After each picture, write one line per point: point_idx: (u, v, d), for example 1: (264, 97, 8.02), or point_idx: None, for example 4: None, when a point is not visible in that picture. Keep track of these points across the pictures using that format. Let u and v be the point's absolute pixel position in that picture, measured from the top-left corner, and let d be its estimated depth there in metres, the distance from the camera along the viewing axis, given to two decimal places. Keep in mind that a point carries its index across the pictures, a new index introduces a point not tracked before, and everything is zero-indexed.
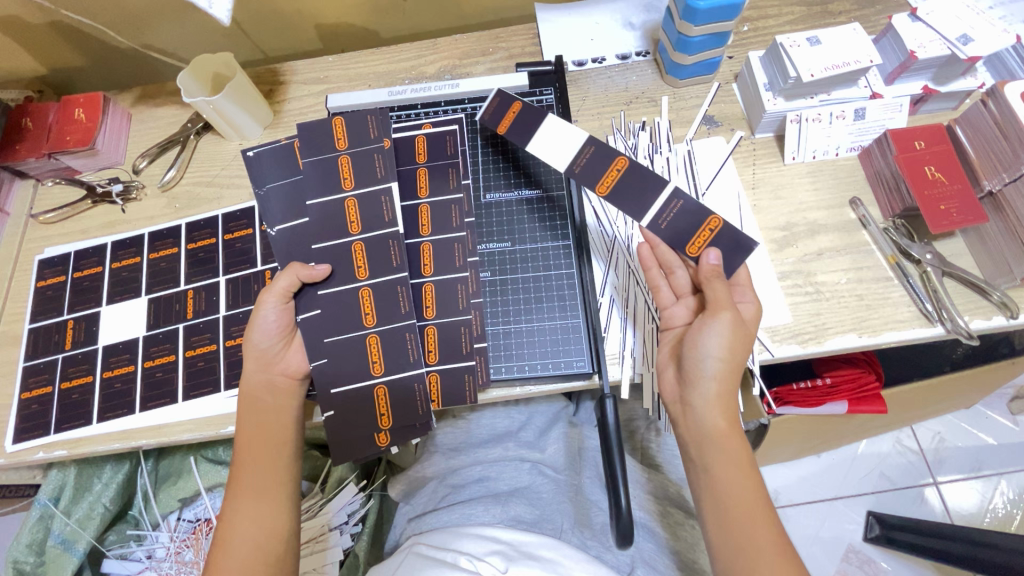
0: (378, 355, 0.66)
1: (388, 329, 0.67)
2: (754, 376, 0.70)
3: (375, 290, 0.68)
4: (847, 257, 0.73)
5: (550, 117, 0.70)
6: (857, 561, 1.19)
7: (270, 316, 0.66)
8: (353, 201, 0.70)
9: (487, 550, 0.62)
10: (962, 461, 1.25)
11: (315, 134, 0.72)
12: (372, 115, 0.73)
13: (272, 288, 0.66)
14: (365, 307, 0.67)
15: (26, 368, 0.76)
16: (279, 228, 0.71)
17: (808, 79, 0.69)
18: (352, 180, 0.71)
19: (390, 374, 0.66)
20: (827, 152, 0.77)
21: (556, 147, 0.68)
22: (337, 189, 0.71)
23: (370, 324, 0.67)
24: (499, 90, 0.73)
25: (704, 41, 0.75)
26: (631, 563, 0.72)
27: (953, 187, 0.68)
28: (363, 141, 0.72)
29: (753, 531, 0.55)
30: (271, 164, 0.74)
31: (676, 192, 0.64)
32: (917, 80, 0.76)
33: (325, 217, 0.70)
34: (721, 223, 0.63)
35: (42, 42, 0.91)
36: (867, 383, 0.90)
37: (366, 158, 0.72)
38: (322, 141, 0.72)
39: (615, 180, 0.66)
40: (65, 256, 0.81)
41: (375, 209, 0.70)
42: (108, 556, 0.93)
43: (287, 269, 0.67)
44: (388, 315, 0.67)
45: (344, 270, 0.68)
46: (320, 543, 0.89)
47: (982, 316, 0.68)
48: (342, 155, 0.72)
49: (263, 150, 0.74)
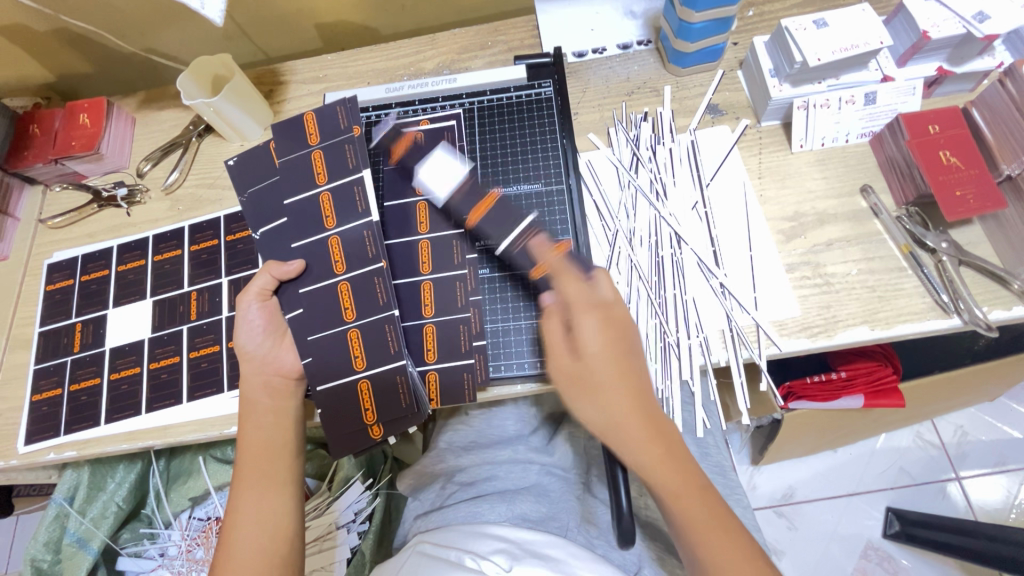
0: (360, 350, 0.66)
1: (369, 322, 0.66)
2: (763, 373, 0.68)
3: (353, 284, 0.67)
4: (858, 248, 0.70)
5: (440, 148, 0.76)
6: (876, 558, 1.16)
7: (253, 316, 0.67)
8: (327, 194, 0.69)
9: (492, 549, 0.60)
10: (986, 455, 1.21)
11: (290, 131, 0.72)
12: (343, 105, 0.72)
13: (249, 288, 0.67)
14: (344, 301, 0.67)
15: (37, 370, 0.77)
16: (263, 229, 0.72)
17: (814, 63, 0.67)
18: (325, 173, 0.70)
19: (371, 369, 0.66)
20: (836, 139, 0.74)
21: (438, 177, 0.73)
22: (312, 183, 0.70)
23: (350, 318, 0.66)
24: (400, 122, 0.80)
25: (706, 28, 0.73)
26: (638, 563, 0.70)
27: (968, 172, 0.65)
28: (333, 133, 0.71)
29: (706, 540, 0.55)
30: (254, 166, 0.74)
31: (532, 225, 0.69)
32: (931, 61, 0.73)
33: (301, 214, 0.70)
34: (497, 200, 0.71)
35: (48, 50, 0.92)
36: (882, 377, 0.87)
37: (337, 150, 0.71)
38: (296, 137, 0.72)
39: (485, 210, 0.70)
40: (73, 260, 0.83)
41: (349, 200, 0.69)
42: (123, 554, 0.95)
43: (264, 269, 0.68)
44: (367, 308, 0.66)
45: (321, 265, 0.68)
46: (328, 540, 0.92)
47: (1002, 307, 0.65)
48: (315, 149, 0.71)
49: (242, 158, 0.75)
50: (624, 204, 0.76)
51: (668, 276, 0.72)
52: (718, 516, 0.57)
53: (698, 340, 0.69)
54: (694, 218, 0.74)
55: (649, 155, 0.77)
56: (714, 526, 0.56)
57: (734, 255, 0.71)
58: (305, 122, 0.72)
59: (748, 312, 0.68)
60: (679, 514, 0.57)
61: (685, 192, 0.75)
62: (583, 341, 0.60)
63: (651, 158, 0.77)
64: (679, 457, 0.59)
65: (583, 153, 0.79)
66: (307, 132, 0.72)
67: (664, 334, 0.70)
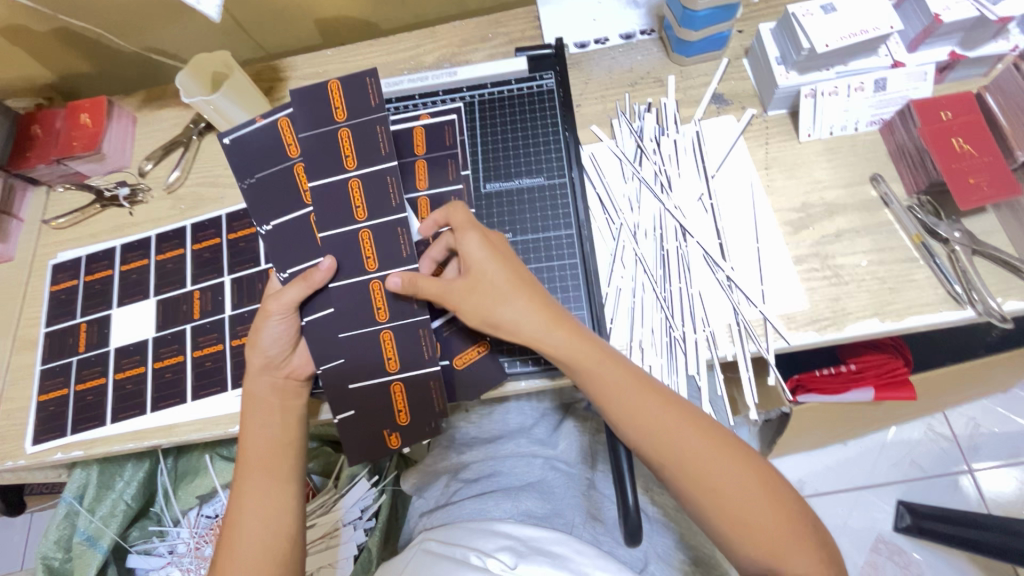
0: (393, 351, 0.65)
1: (403, 324, 0.64)
2: (771, 367, 0.67)
3: (386, 283, 0.64)
4: (868, 238, 0.69)
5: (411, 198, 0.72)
6: (887, 552, 1.15)
7: (276, 328, 0.63)
8: (357, 183, 0.63)
9: (498, 546, 0.59)
10: (998, 447, 1.20)
11: (310, 102, 0.63)
12: (372, 78, 0.62)
13: (279, 300, 0.62)
14: (376, 301, 0.64)
15: (43, 370, 0.78)
16: (273, 224, 0.66)
17: (822, 49, 0.65)
18: (354, 158, 0.63)
19: (406, 371, 0.65)
20: (845, 127, 0.73)
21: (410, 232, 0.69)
22: (338, 168, 0.63)
23: (383, 319, 0.65)
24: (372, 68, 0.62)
25: (711, 15, 0.71)
26: (644, 559, 0.70)
27: (982, 159, 0.64)
28: (363, 110, 0.63)
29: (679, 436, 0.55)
30: (260, 148, 0.66)
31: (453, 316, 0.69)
32: (943, 46, 0.70)
33: (327, 201, 0.63)
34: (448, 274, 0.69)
35: (46, 49, 0.91)
36: (892, 369, 0.86)
37: (367, 131, 0.63)
38: (320, 111, 0.63)
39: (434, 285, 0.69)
40: (77, 260, 0.83)
41: (382, 192, 0.63)
42: (132, 551, 0.96)
43: (297, 279, 0.63)
44: (401, 310, 0.64)
45: (352, 261, 0.64)
46: (334, 538, 0.92)
47: (1017, 298, 0.63)
48: (342, 128, 0.63)
49: (242, 134, 0.66)
50: (628, 197, 0.75)
51: (674, 269, 0.70)
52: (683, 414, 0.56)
53: (704, 334, 0.67)
54: (700, 210, 0.73)
55: (653, 147, 0.76)
56: (674, 428, 0.55)
57: (741, 246, 0.70)
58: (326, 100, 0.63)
59: (755, 306, 0.67)
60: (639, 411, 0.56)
61: (690, 184, 0.74)
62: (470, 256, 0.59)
63: (655, 149, 0.76)
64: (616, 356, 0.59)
65: (585, 146, 0.78)
66: (331, 104, 0.63)
67: (670, 329, 0.68)
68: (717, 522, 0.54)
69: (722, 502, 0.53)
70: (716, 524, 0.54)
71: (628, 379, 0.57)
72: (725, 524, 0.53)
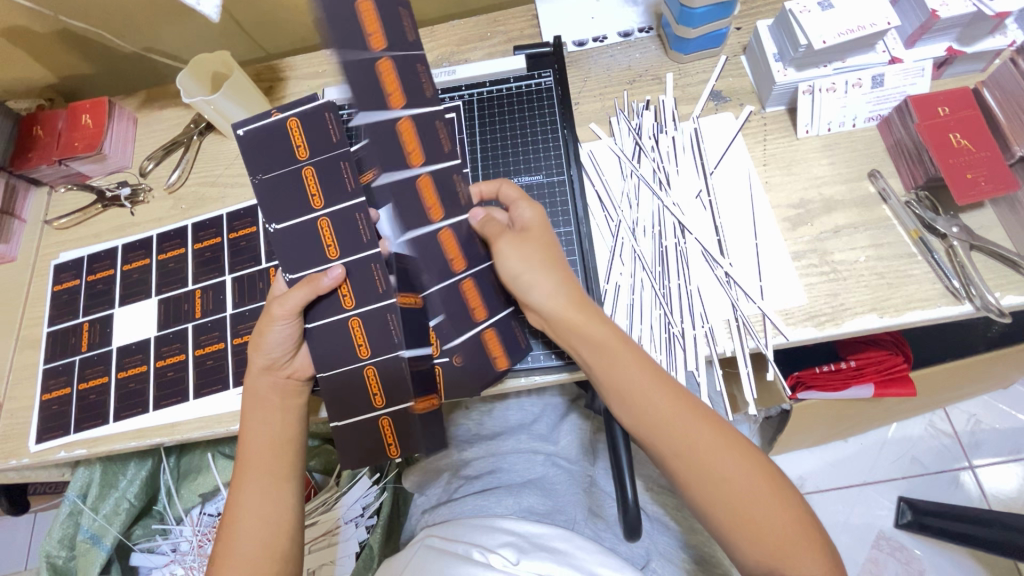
0: (477, 300, 0.69)
1: (475, 269, 0.69)
2: (770, 363, 0.67)
3: (454, 231, 0.66)
4: (866, 234, 0.69)
5: None
6: (888, 548, 1.15)
7: (281, 332, 0.63)
8: (409, 126, 0.59)
9: (499, 542, 0.60)
10: (999, 444, 1.20)
11: (341, 17, 0.52)
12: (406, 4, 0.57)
13: (283, 305, 0.62)
14: (450, 250, 0.66)
15: (46, 370, 0.78)
16: (282, 224, 0.62)
17: (820, 45, 0.65)
18: (400, 94, 0.57)
19: (490, 317, 0.70)
20: (843, 123, 0.73)
21: None
22: (384, 107, 0.57)
23: (460, 267, 0.68)
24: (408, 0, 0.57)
25: (708, 12, 0.72)
26: (645, 555, 0.70)
27: (979, 154, 0.64)
28: (402, 43, 0.56)
29: (690, 429, 0.56)
30: (271, 145, 0.61)
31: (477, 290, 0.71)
32: (940, 42, 0.71)
33: (379, 139, 0.57)
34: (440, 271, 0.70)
35: (48, 51, 0.92)
36: (893, 365, 0.86)
37: (409, 67, 0.58)
38: (354, 36, 0.53)
39: None
40: (79, 260, 0.83)
41: (435, 137, 0.62)
42: (136, 550, 0.97)
43: (302, 283, 0.62)
44: (471, 256, 0.68)
45: (413, 209, 0.62)
46: (334, 535, 0.93)
47: (1015, 292, 0.63)
48: (383, 57, 0.55)
49: (252, 127, 0.60)
50: (627, 194, 0.75)
51: (672, 266, 0.71)
52: (693, 405, 0.57)
53: (703, 330, 0.68)
54: (698, 207, 0.73)
55: (652, 144, 0.76)
56: (686, 419, 0.56)
57: (740, 243, 0.70)
58: (336, 120, 0.60)
59: (754, 302, 0.67)
60: (653, 400, 0.57)
61: (688, 180, 0.74)
62: (524, 222, 0.66)
63: (653, 147, 0.76)
64: (633, 343, 0.60)
65: (584, 143, 0.78)
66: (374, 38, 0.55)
67: (669, 325, 0.69)
68: (721, 517, 0.54)
69: (728, 499, 0.54)
70: (721, 522, 0.54)
71: (643, 367, 0.58)
72: (731, 520, 0.54)
